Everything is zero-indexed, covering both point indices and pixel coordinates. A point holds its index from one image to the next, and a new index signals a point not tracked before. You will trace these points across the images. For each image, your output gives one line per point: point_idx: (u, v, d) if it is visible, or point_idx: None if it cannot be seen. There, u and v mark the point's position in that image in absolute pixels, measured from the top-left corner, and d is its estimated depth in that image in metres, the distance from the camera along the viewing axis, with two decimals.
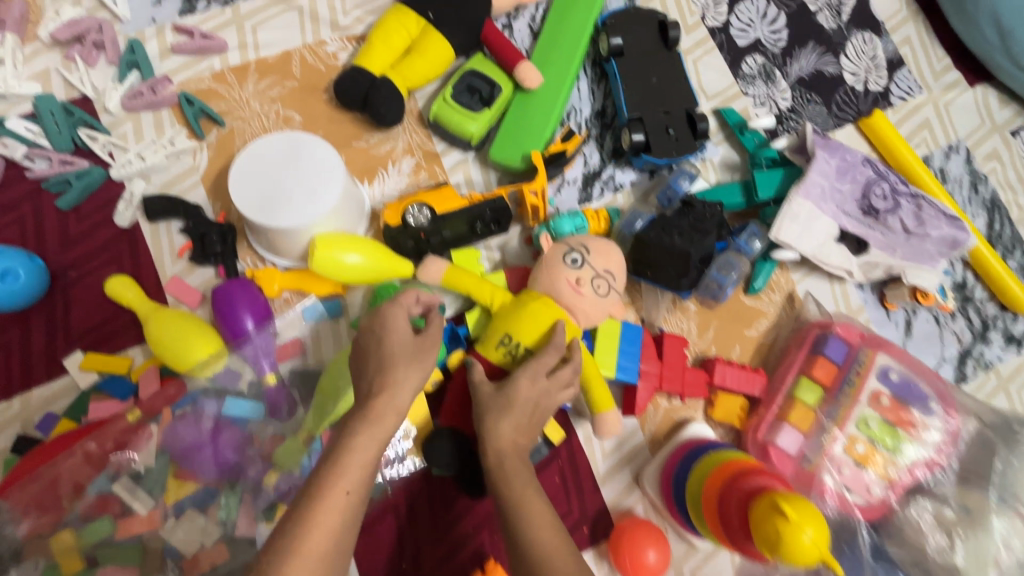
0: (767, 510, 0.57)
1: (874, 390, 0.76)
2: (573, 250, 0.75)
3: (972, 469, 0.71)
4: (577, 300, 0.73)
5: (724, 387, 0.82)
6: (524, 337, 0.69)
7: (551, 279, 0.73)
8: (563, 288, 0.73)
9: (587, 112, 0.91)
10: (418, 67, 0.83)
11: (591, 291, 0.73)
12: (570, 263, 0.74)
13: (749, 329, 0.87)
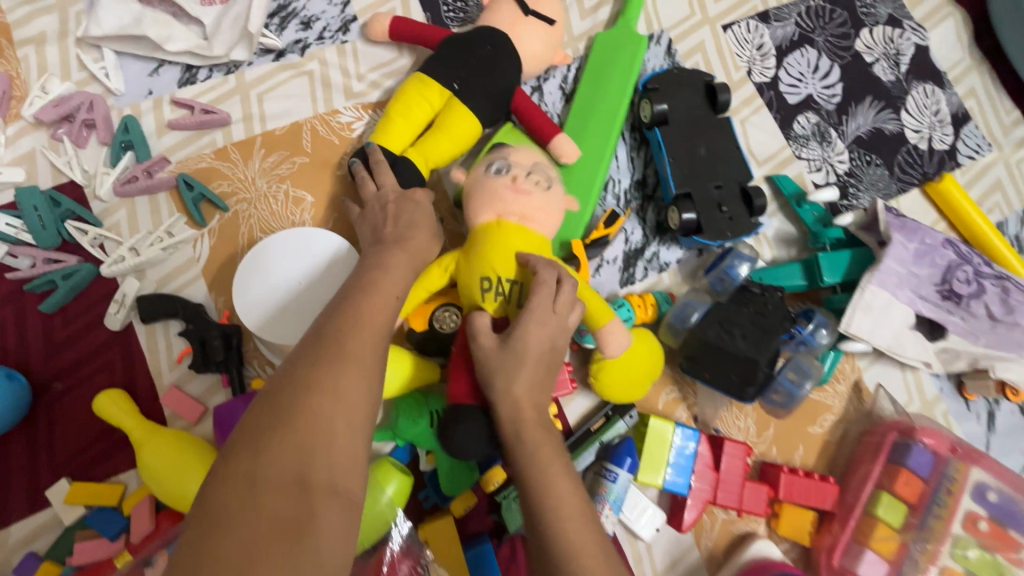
0: None
1: (969, 512, 0.67)
2: (496, 160, 0.66)
3: None
4: (527, 200, 0.64)
5: (791, 501, 0.72)
6: (500, 271, 0.61)
7: (487, 194, 0.64)
8: (507, 197, 0.63)
9: (626, 183, 0.82)
10: (441, 143, 0.73)
11: (539, 187, 0.64)
12: (501, 171, 0.65)
13: (814, 426, 0.77)
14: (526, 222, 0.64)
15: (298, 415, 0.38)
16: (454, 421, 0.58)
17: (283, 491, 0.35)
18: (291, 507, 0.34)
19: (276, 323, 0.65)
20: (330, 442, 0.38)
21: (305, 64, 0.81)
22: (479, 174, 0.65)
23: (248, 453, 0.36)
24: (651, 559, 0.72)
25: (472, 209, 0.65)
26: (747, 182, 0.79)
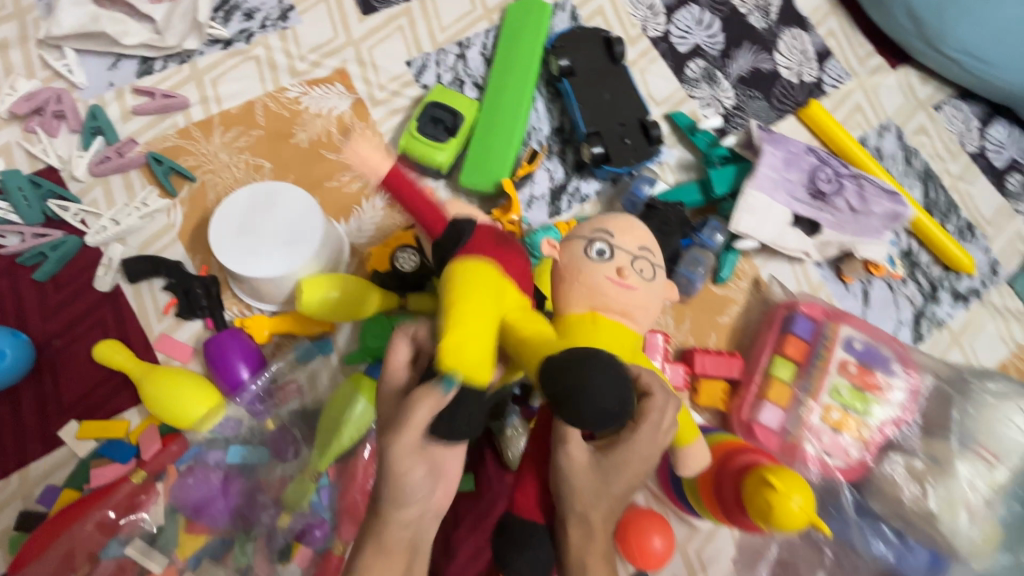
0: (756, 484, 0.62)
1: (841, 359, 0.81)
2: (597, 240, 0.64)
3: (935, 421, 0.76)
4: (626, 292, 0.60)
5: (705, 375, 0.86)
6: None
7: (590, 276, 0.60)
8: (608, 288, 0.60)
9: (546, 130, 0.96)
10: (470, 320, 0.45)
11: (637, 275, 0.62)
12: (601, 256, 0.62)
13: (721, 316, 0.93)
14: (625, 317, 0.60)
15: None
16: (522, 544, 0.55)
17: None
18: None
19: (263, 263, 0.72)
20: None
21: (252, 50, 0.91)
22: (578, 252, 0.63)
23: None
24: None
25: (563, 291, 0.62)
26: (645, 118, 0.92)
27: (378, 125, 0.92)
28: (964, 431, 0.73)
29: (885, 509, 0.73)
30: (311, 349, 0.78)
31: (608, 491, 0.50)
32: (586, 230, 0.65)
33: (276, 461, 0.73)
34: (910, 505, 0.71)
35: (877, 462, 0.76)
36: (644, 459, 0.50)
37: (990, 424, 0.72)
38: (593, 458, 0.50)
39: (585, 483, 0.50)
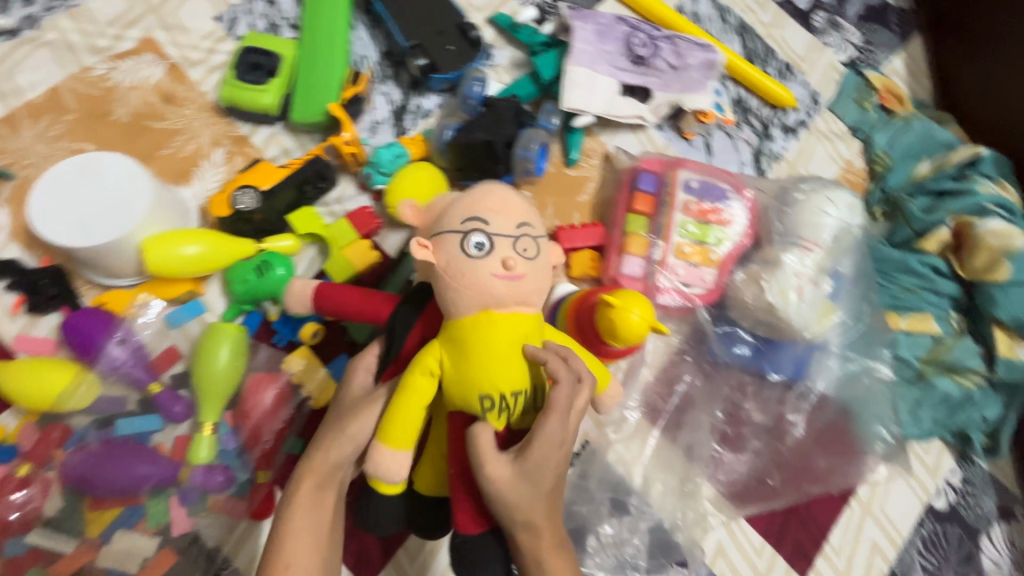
0: (603, 308, 0.69)
1: (683, 201, 0.90)
2: (474, 231, 0.60)
3: (761, 231, 0.87)
4: (518, 286, 0.59)
5: (574, 248, 0.91)
6: (507, 385, 0.58)
7: (477, 284, 0.58)
8: (495, 286, 0.58)
9: (375, 57, 0.98)
10: (408, 406, 0.59)
11: (524, 255, 0.60)
12: (482, 251, 0.59)
13: (580, 195, 0.99)
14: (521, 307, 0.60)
15: None
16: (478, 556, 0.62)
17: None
18: None
19: (108, 228, 0.71)
20: None
21: (42, 35, 0.87)
22: (455, 251, 0.59)
23: None
24: None
25: (451, 295, 0.59)
26: (463, 22, 0.96)
27: (198, 85, 0.90)
28: (785, 232, 0.85)
29: (741, 317, 0.86)
30: (182, 313, 0.80)
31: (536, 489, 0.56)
32: (462, 218, 0.61)
33: (171, 424, 0.74)
34: (754, 303, 0.83)
35: (726, 279, 0.86)
36: (561, 443, 0.57)
37: (806, 219, 0.84)
38: (515, 467, 0.55)
39: (516, 493, 0.55)
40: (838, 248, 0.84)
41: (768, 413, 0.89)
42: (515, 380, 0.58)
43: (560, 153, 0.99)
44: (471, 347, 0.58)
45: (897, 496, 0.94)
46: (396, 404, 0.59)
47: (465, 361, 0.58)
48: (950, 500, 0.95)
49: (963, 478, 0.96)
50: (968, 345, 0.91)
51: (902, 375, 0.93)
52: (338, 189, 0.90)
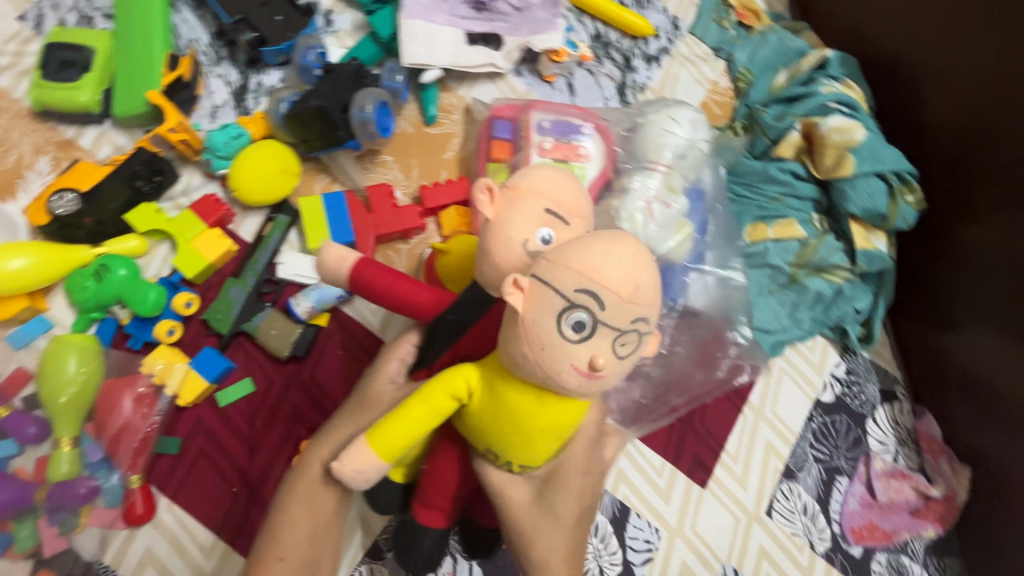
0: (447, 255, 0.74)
1: (539, 142, 0.89)
2: (580, 307, 0.49)
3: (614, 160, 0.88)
4: (596, 384, 0.50)
5: (440, 206, 0.92)
6: (528, 450, 0.57)
7: (549, 365, 0.49)
8: (614, 273, 0.49)
9: (206, 38, 0.93)
10: (419, 420, 0.56)
11: (619, 355, 0.50)
12: (580, 336, 0.49)
13: (444, 152, 0.98)
14: (632, 293, 0.49)
15: None
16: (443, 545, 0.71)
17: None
18: None
19: None
20: None
21: None
22: (548, 322, 0.49)
23: None
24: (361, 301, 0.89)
25: (552, 275, 0.49)
26: None
27: (9, 92, 0.84)
28: (633, 155, 0.87)
29: None
30: (26, 333, 0.76)
31: (550, 513, 0.62)
32: (535, 209, 0.58)
33: (30, 446, 0.72)
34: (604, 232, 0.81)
35: None
36: (584, 472, 0.63)
37: (655, 141, 0.84)
38: (533, 496, 0.62)
39: (532, 520, 0.62)
40: (685, 164, 0.85)
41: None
42: (535, 450, 0.57)
43: (417, 111, 0.98)
44: (505, 389, 0.55)
45: (786, 396, 0.98)
46: (407, 410, 0.56)
47: (498, 399, 0.55)
48: (836, 392, 1.00)
49: (847, 370, 1.01)
50: (830, 243, 0.95)
51: (775, 282, 0.97)
52: (182, 181, 0.87)
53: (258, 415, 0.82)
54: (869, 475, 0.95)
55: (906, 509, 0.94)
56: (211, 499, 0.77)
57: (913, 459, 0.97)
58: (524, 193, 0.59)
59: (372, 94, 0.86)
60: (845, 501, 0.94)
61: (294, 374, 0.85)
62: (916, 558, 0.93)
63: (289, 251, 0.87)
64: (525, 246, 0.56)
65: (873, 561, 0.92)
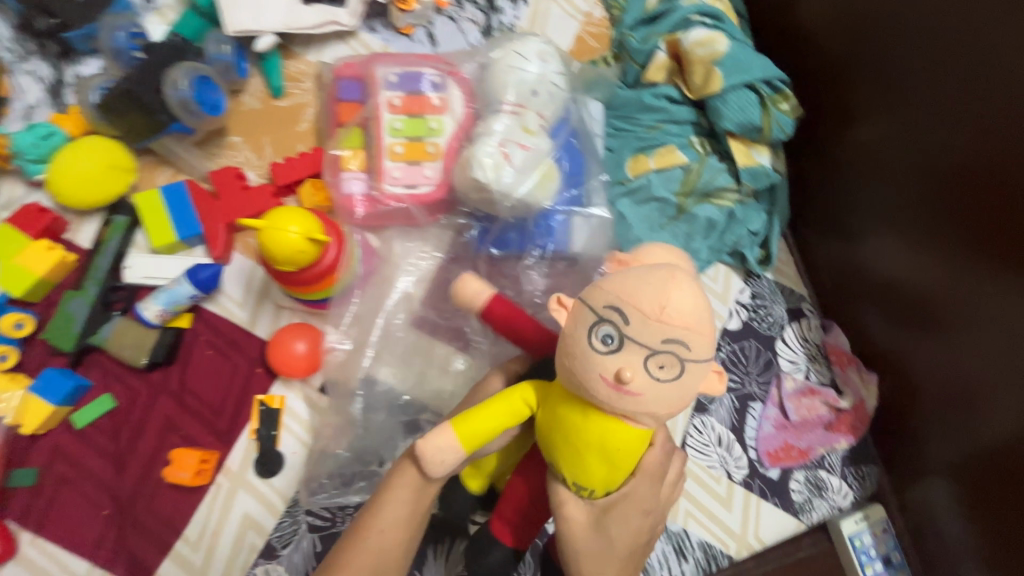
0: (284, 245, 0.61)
1: (387, 99, 0.83)
2: (607, 322, 0.51)
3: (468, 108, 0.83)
4: (625, 399, 0.51)
5: (294, 182, 0.86)
6: (591, 475, 0.57)
7: (584, 377, 0.52)
8: (646, 297, 0.50)
9: (6, 32, 0.84)
10: (498, 419, 0.57)
11: (654, 376, 0.51)
12: (607, 349, 0.51)
13: (298, 124, 0.91)
14: (662, 315, 0.50)
15: None
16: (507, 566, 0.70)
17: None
18: None
19: None
20: None
21: None
22: (581, 332, 0.52)
23: None
24: (226, 295, 0.84)
25: (591, 294, 0.53)
26: None
27: None
28: (483, 98, 0.82)
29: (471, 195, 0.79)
30: None
31: (602, 546, 0.60)
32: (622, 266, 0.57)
33: None
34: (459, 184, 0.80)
35: (452, 168, 0.81)
36: (645, 512, 0.60)
37: (501, 79, 0.78)
38: (595, 522, 0.59)
39: (588, 544, 0.59)
40: (538, 101, 0.79)
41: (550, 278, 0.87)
42: (598, 475, 0.57)
43: (261, 83, 0.91)
44: (569, 409, 0.56)
45: None
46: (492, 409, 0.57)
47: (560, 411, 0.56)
48: (744, 318, 0.98)
49: (751, 295, 0.98)
50: (713, 165, 0.92)
51: (665, 215, 0.93)
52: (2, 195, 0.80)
53: (122, 430, 0.77)
54: (781, 397, 0.95)
55: (819, 425, 0.94)
56: (80, 525, 0.74)
57: (824, 374, 0.98)
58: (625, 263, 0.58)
59: (184, 69, 0.78)
60: (759, 425, 0.93)
61: (160, 383, 0.80)
62: (834, 470, 0.94)
63: (135, 253, 0.81)
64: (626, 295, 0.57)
65: (791, 480, 0.92)
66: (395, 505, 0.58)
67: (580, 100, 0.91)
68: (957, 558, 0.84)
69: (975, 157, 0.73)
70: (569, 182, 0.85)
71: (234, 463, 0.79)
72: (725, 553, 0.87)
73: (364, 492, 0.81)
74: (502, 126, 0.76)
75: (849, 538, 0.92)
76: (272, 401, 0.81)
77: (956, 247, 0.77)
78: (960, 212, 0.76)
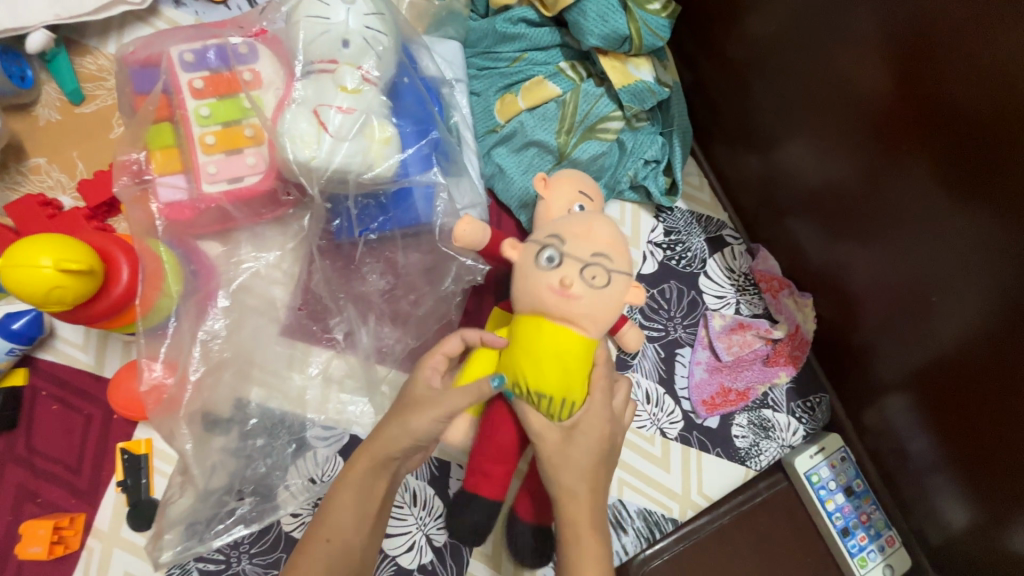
0: (39, 288, 0.50)
1: (186, 83, 0.70)
2: (550, 247, 0.58)
3: (286, 74, 0.71)
4: (571, 304, 0.56)
5: (108, 199, 0.75)
6: (549, 387, 0.56)
7: (532, 290, 0.57)
8: (573, 226, 0.60)
9: None
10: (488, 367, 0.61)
11: (585, 286, 0.57)
12: (551, 266, 0.57)
13: (112, 130, 0.78)
14: (584, 240, 0.59)
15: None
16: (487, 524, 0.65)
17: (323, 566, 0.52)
18: None
19: None
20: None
21: None
22: (530, 261, 0.58)
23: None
24: (64, 341, 0.75)
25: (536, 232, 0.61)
26: None
27: None
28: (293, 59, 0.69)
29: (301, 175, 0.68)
30: None
31: (577, 462, 0.56)
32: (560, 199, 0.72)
33: None
34: (285, 167, 0.69)
35: (276, 151, 0.69)
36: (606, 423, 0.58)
37: (297, 35, 0.67)
38: (565, 435, 0.57)
39: (559, 462, 0.57)
40: (351, 52, 0.66)
41: (426, 252, 0.76)
42: (554, 384, 0.56)
43: (56, 90, 0.78)
44: (521, 327, 0.58)
45: None
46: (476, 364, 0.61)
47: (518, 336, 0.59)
48: (660, 258, 0.88)
49: (664, 232, 0.89)
50: (589, 91, 0.80)
51: (547, 160, 0.81)
52: None
53: None
54: (710, 338, 0.86)
55: (756, 361, 0.86)
56: None
57: (757, 305, 0.90)
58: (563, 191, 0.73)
59: None
60: (690, 372, 0.85)
61: (4, 450, 0.71)
62: (779, 407, 0.86)
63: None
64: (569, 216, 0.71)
65: (732, 426, 0.84)
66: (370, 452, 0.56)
67: (424, 42, 0.78)
68: (919, 476, 0.77)
69: (882, 40, 0.61)
70: (416, 142, 0.73)
71: (104, 522, 0.70)
72: (669, 517, 0.81)
73: (226, 534, 0.68)
74: (310, 90, 0.67)
75: (805, 475, 0.83)
76: (136, 446, 0.72)
77: (878, 145, 0.67)
78: (876, 106, 0.65)
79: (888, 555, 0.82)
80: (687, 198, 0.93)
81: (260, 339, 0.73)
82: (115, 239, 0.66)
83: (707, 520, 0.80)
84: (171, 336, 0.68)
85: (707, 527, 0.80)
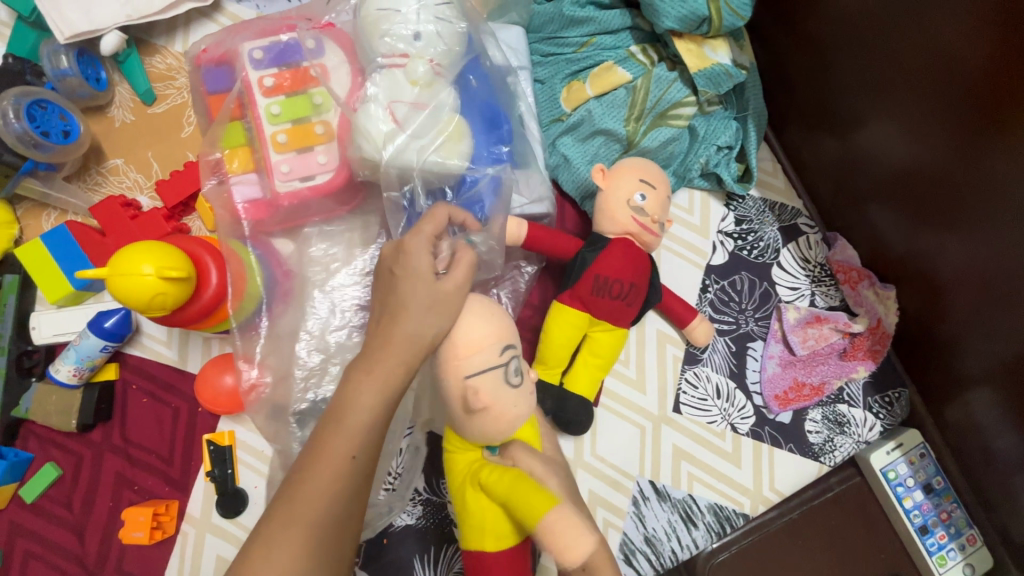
0: (146, 291, 0.52)
1: (257, 79, 0.70)
2: (510, 358, 0.56)
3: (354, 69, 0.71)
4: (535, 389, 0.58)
5: (183, 198, 0.76)
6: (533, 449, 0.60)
7: (512, 411, 0.55)
8: (506, 324, 0.57)
9: None
10: (472, 513, 0.57)
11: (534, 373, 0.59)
12: (516, 377, 0.56)
13: (183, 129, 0.79)
14: (506, 335, 0.56)
15: (300, 486, 0.45)
16: None
17: (328, 506, 0.45)
18: (325, 543, 0.45)
19: None
20: (322, 516, 0.45)
21: None
22: (497, 381, 0.54)
23: (270, 544, 0.43)
24: (150, 337, 0.78)
25: (458, 375, 0.54)
26: None
27: None
28: (366, 53, 0.69)
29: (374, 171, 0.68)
30: None
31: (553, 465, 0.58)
32: (631, 176, 0.71)
33: None
34: (358, 163, 0.68)
35: (349, 148, 0.69)
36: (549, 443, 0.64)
37: (368, 26, 0.66)
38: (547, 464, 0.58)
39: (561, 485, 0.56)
40: (422, 46, 0.66)
41: None
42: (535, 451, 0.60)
43: (131, 90, 0.80)
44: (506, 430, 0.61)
45: (668, 269, 0.83)
46: (523, 515, 0.51)
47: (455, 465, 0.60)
48: (730, 249, 0.85)
49: (735, 222, 0.85)
50: (662, 76, 0.77)
51: (614, 150, 0.78)
52: None
53: (75, 496, 0.73)
54: (784, 331, 0.83)
55: (832, 355, 0.84)
56: None
57: (834, 296, 0.86)
58: (630, 172, 0.72)
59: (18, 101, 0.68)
60: (762, 366, 0.82)
61: (102, 441, 0.75)
62: (855, 402, 0.84)
63: (40, 311, 0.74)
64: (630, 207, 0.71)
65: (806, 421, 0.82)
66: (385, 372, 0.49)
67: (489, 29, 0.75)
68: (1006, 474, 0.73)
69: (988, 7, 0.56)
70: (485, 137, 0.71)
71: (196, 509, 0.74)
72: (740, 512, 0.79)
73: None
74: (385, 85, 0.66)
75: (882, 472, 0.80)
76: (220, 438, 0.75)
77: (972, 128, 0.62)
78: (972, 82, 0.61)
79: (970, 555, 0.78)
80: (760, 185, 0.89)
81: (338, 334, 0.72)
82: (199, 241, 0.68)
83: (778, 514, 0.80)
84: (252, 334, 0.70)
85: (777, 522, 0.80)
